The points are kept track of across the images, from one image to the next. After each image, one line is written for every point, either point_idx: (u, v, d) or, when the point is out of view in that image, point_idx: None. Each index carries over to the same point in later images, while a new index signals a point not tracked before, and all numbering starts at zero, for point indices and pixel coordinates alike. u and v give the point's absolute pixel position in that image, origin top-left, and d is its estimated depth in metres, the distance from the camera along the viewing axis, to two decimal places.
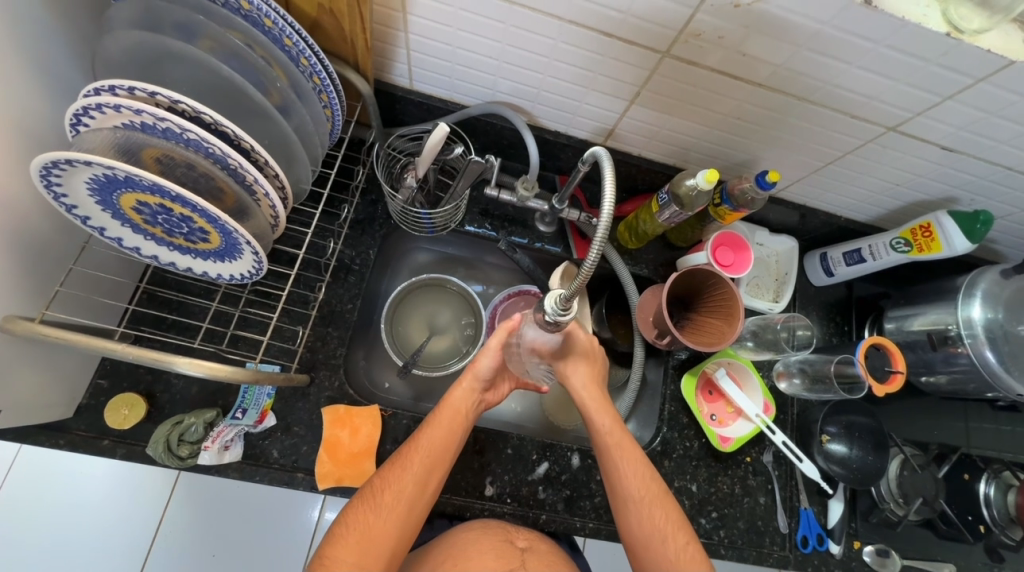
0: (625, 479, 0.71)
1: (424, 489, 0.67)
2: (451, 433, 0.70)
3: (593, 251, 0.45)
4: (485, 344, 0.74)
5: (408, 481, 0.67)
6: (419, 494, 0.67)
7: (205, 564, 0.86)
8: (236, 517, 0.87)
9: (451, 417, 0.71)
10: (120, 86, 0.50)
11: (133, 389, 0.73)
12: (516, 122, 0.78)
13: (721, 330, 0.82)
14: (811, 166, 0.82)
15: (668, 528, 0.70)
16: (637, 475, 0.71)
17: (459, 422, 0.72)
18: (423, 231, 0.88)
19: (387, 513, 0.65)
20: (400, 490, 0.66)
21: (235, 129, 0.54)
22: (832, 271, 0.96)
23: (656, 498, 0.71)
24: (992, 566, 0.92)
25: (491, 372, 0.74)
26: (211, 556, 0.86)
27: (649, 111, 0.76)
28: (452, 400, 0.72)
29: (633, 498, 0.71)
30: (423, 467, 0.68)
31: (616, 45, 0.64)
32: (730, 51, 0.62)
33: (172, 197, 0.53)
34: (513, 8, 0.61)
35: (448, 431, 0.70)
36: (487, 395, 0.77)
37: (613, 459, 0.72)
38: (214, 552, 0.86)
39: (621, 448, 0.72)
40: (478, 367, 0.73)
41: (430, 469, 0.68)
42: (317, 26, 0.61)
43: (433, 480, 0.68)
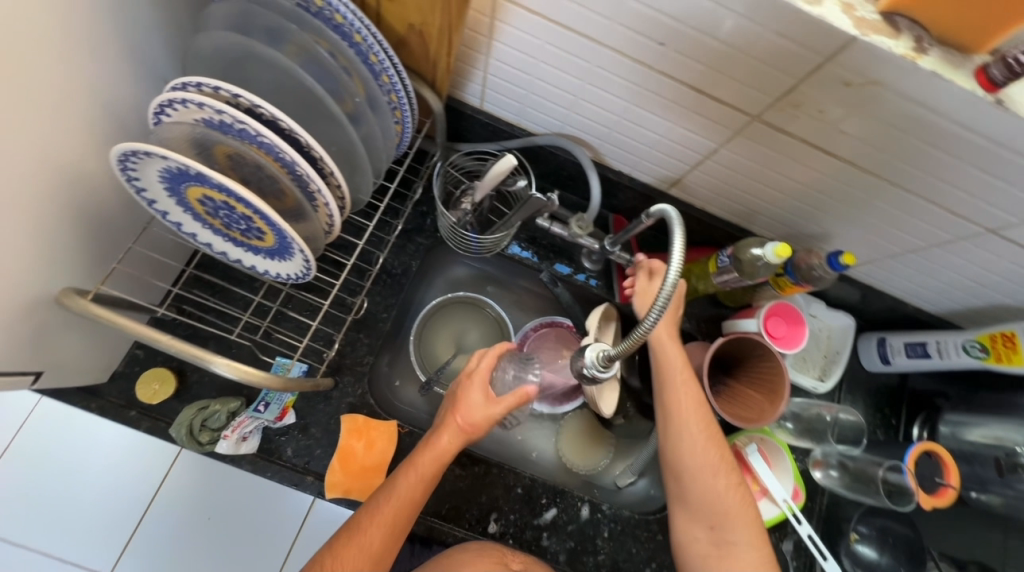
0: (684, 417, 0.72)
1: (391, 542, 0.61)
2: (426, 485, 0.63)
3: (654, 307, 0.49)
4: (484, 409, 0.65)
5: (373, 538, 0.60)
6: (384, 549, 0.61)
7: (201, 525, 0.88)
8: (236, 488, 0.90)
9: (428, 469, 0.63)
10: (206, 83, 0.50)
11: (166, 364, 0.75)
12: (582, 159, 0.76)
13: (763, 409, 0.78)
14: (888, 251, 0.76)
15: (722, 465, 0.70)
16: (700, 421, 0.71)
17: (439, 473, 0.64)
18: (468, 250, 0.87)
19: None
20: (365, 548, 0.59)
21: (308, 139, 0.53)
22: (888, 359, 0.90)
23: (716, 447, 0.71)
24: None
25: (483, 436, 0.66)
26: (207, 519, 0.88)
27: (722, 169, 0.72)
28: (433, 452, 0.64)
29: (689, 429, 0.71)
30: (389, 522, 0.61)
31: (703, 101, 0.61)
32: (826, 126, 0.58)
33: (238, 198, 0.53)
34: (601, 51, 0.59)
35: (420, 493, 0.63)
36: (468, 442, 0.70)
37: (676, 388, 0.73)
38: (210, 515, 0.88)
39: (683, 385, 0.74)
40: (471, 429, 0.65)
41: (402, 525, 0.62)
42: (403, 42, 0.60)
43: (402, 532, 0.62)
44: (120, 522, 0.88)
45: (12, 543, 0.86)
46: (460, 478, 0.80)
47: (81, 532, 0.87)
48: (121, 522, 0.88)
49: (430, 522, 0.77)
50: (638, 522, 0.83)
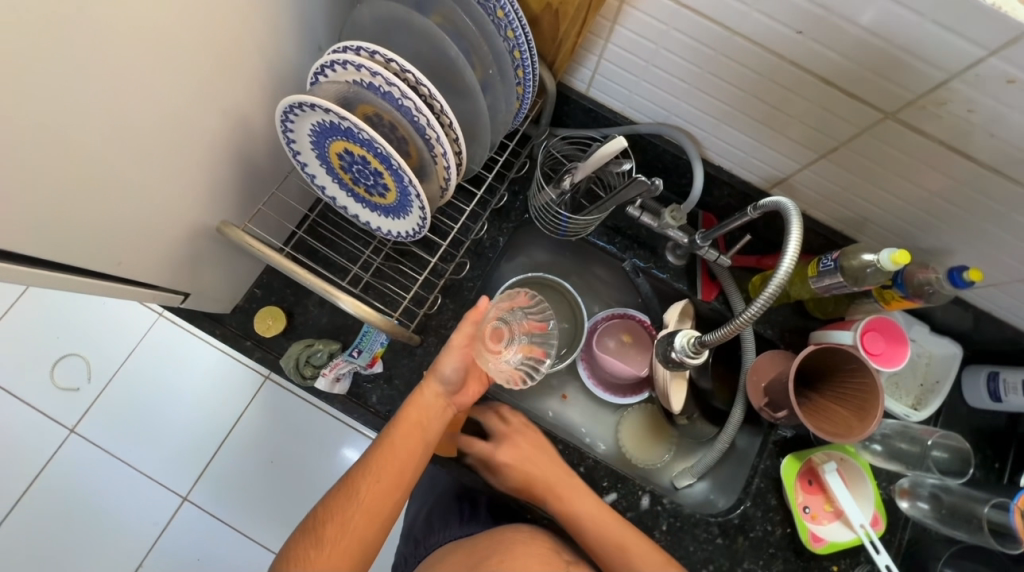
0: None
1: (374, 518, 0.61)
2: (408, 450, 0.64)
3: (762, 298, 0.56)
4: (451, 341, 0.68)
5: (355, 510, 0.60)
6: (368, 524, 0.60)
7: (263, 465, 1.09)
8: (295, 437, 1.10)
9: (410, 429, 0.65)
10: (364, 48, 0.56)
11: (278, 304, 0.83)
12: (692, 154, 0.77)
13: (520, 442, 0.78)
14: (1018, 273, 0.70)
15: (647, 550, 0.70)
16: None
17: (419, 434, 0.66)
18: (554, 232, 0.89)
19: (354, 532, 0.59)
20: (345, 523, 0.59)
21: (442, 104, 0.58)
22: (999, 396, 0.83)
23: None
24: None
25: (455, 375, 0.68)
26: (269, 462, 1.09)
27: (835, 171, 0.70)
28: (411, 409, 0.66)
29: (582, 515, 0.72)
30: (371, 492, 0.61)
31: (831, 94, 0.59)
32: (974, 128, 0.54)
33: (376, 153, 0.59)
34: (730, 38, 0.59)
35: (405, 451, 0.64)
36: (456, 399, 0.71)
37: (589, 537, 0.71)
38: (272, 459, 1.09)
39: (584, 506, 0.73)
40: (441, 370, 0.68)
41: (385, 493, 0.62)
42: (534, 22, 0.64)
43: (385, 505, 0.61)
44: (205, 447, 1.09)
45: (116, 455, 1.09)
46: None
47: (178, 456, 1.09)
48: (206, 447, 1.09)
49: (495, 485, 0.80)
50: (699, 522, 0.82)
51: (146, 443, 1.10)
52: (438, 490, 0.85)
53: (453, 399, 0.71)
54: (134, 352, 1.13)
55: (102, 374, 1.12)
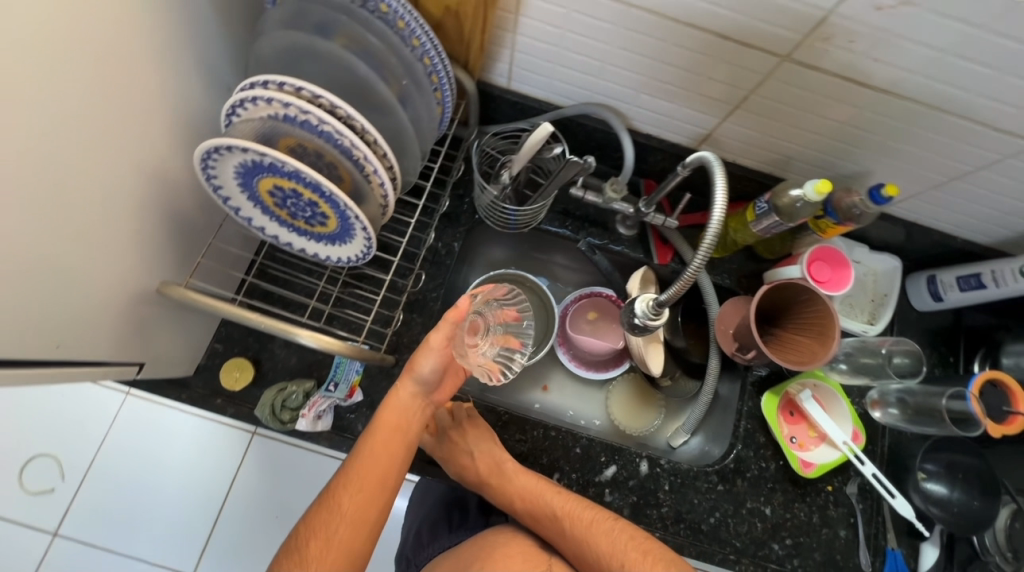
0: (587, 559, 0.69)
1: (358, 528, 0.61)
2: (387, 453, 0.65)
3: (703, 249, 0.60)
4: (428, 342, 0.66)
5: (339, 523, 0.60)
6: (353, 534, 0.61)
7: (269, 523, 1.06)
8: (297, 486, 1.07)
9: (388, 432, 0.66)
10: (272, 81, 0.56)
11: (242, 354, 0.81)
12: (615, 124, 0.77)
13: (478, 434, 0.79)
14: (930, 181, 0.76)
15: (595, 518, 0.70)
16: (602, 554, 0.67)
17: (398, 436, 0.66)
18: (505, 227, 0.90)
19: (338, 544, 0.60)
20: (329, 538, 0.59)
21: (363, 123, 0.58)
22: (940, 296, 0.89)
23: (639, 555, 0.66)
24: None
25: (435, 374, 0.67)
26: (274, 517, 1.06)
27: (752, 118, 0.74)
28: (390, 411, 0.66)
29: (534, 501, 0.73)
30: (354, 501, 0.62)
31: (730, 48, 0.63)
32: (860, 56, 0.59)
33: (306, 183, 0.59)
34: (627, 11, 0.61)
35: (387, 456, 0.64)
36: (435, 397, 0.71)
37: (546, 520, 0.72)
38: (277, 514, 1.06)
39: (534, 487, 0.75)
40: (419, 370, 0.67)
41: (365, 501, 0.62)
42: (439, 27, 0.64)
43: (369, 513, 0.62)
44: (203, 520, 1.05)
45: (116, 550, 1.04)
46: (521, 442, 0.84)
47: (178, 535, 1.04)
48: (204, 520, 1.05)
49: None
50: (698, 474, 0.85)
51: (137, 531, 1.04)
52: (431, 501, 0.84)
53: (431, 396, 0.71)
54: (108, 437, 1.05)
55: (76, 471, 1.05)
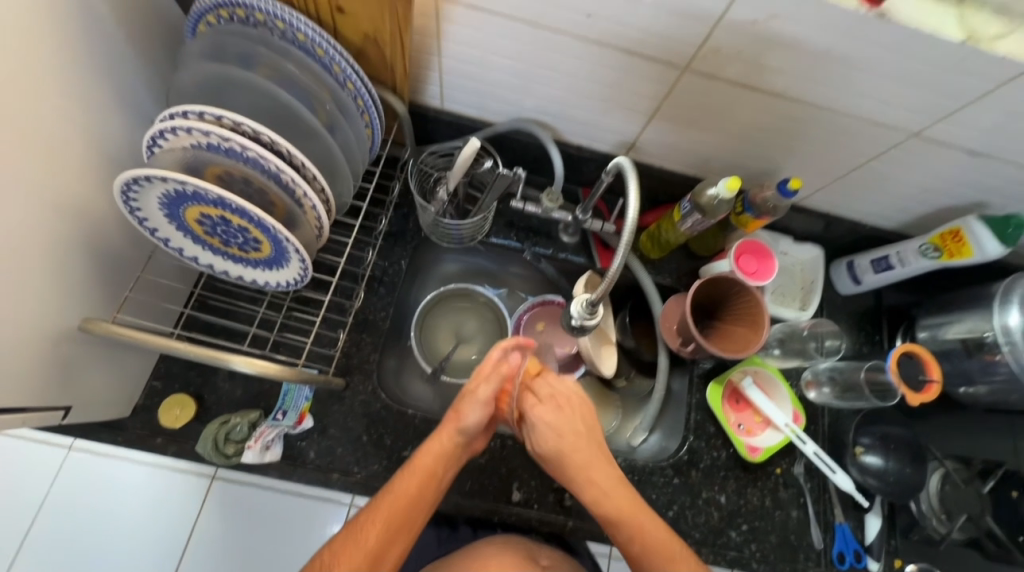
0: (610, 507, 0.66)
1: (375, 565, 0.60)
2: (418, 496, 0.64)
3: (621, 250, 0.62)
4: (474, 392, 0.70)
5: (358, 557, 0.59)
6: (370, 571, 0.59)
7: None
8: (262, 533, 0.94)
9: (423, 476, 0.65)
10: (192, 111, 0.56)
11: (184, 390, 0.78)
12: (543, 137, 0.81)
13: (559, 402, 0.69)
14: (833, 173, 0.83)
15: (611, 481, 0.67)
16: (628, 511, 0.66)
17: (433, 480, 0.66)
18: (450, 242, 0.92)
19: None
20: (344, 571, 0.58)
21: (288, 148, 0.59)
22: (859, 279, 0.96)
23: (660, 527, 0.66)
24: None
25: (476, 428, 0.69)
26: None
27: (668, 125, 0.79)
28: (426, 455, 0.67)
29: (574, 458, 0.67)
30: (378, 538, 0.60)
31: (636, 62, 0.68)
32: (748, 65, 0.64)
33: (233, 210, 0.59)
34: (538, 32, 0.66)
35: (415, 495, 0.64)
36: (470, 448, 0.72)
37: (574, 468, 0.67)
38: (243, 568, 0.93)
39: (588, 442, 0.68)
40: (464, 419, 0.68)
41: (387, 540, 0.61)
42: (362, 54, 0.67)
43: (388, 553, 0.61)
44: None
45: None
46: (479, 455, 0.83)
47: None
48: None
49: (456, 499, 0.80)
50: (654, 469, 0.87)
51: None
52: None
53: (468, 447, 0.71)
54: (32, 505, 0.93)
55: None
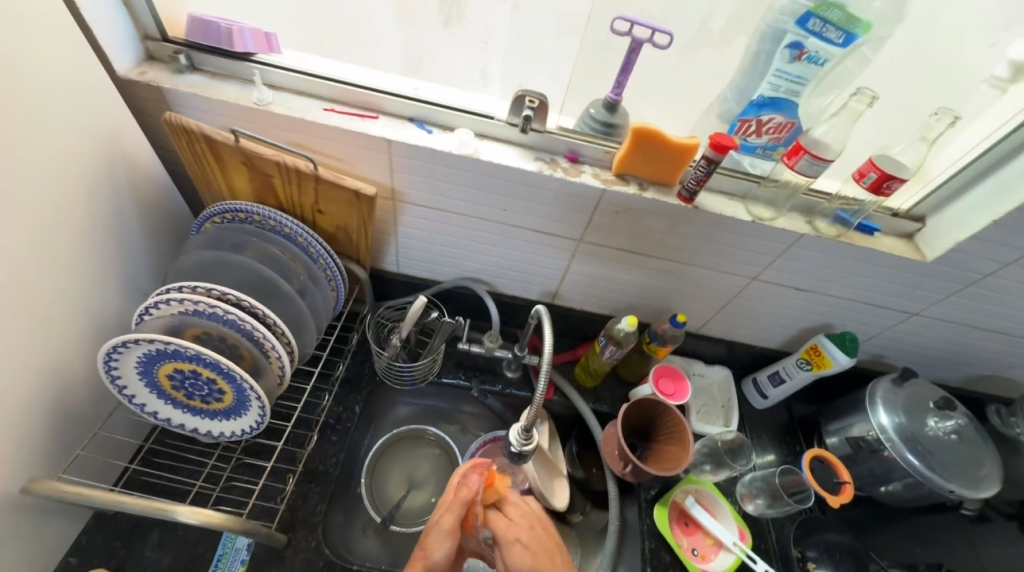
0: None
1: None
2: None
3: (542, 379, 0.75)
4: (438, 522, 0.67)
5: None
6: None
7: None
8: None
9: None
10: (187, 285, 0.69)
11: (103, 565, 0.72)
12: (480, 291, 0.98)
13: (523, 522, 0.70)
14: (713, 309, 1.04)
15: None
16: None
17: None
18: (403, 383, 1.00)
19: None
20: None
21: (264, 309, 0.72)
22: (765, 393, 1.11)
23: None
24: None
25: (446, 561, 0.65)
26: None
27: (579, 278, 1.01)
28: None
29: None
30: None
31: (545, 237, 0.91)
32: (622, 236, 0.89)
33: (206, 363, 0.68)
34: (470, 219, 0.89)
35: None
36: None
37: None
38: None
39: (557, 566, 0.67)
40: (431, 553, 0.65)
41: None
42: (333, 238, 0.86)
43: None
44: None
45: None
46: None
47: None
48: None
49: None
50: None
51: None
52: None
53: None
54: None
55: None
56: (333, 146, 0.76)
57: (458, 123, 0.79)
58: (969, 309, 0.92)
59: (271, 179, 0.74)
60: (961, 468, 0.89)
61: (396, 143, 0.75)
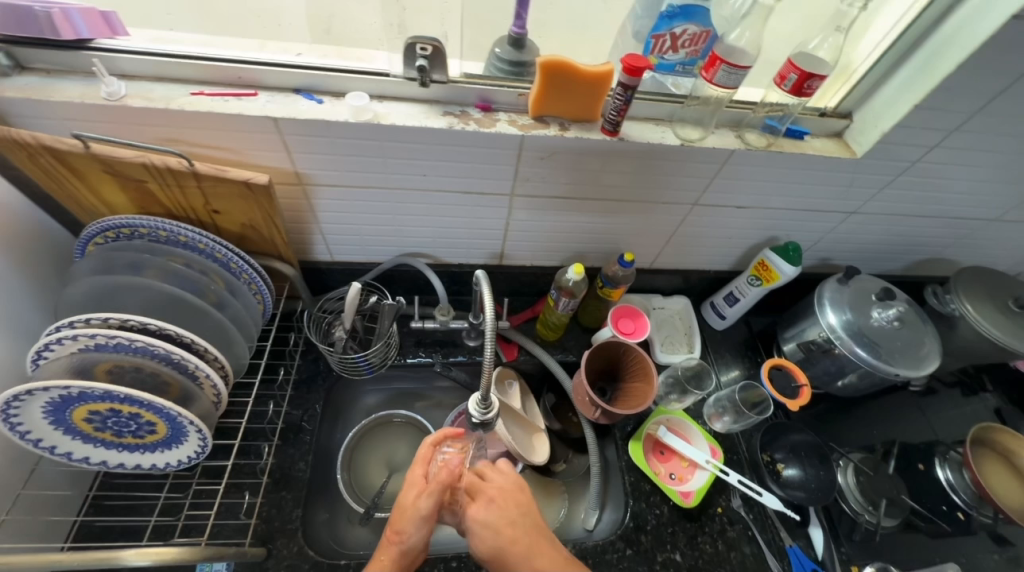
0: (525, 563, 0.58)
1: None
2: None
3: (489, 345, 0.71)
4: (414, 507, 0.64)
5: None
6: None
7: None
8: None
9: None
10: (78, 319, 0.62)
11: None
12: (418, 266, 0.92)
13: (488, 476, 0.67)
14: (661, 241, 1.03)
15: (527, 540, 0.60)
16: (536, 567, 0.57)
17: None
18: (362, 374, 0.95)
19: None
20: None
21: (177, 330, 0.65)
22: (723, 314, 1.12)
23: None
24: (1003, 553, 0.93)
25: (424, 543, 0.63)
26: None
27: (522, 234, 0.97)
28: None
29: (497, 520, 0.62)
30: None
31: (476, 197, 0.85)
32: (554, 183, 0.84)
33: (123, 399, 0.62)
34: (391, 192, 0.82)
35: None
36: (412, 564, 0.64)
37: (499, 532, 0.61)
38: None
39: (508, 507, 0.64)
40: (406, 538, 0.62)
41: None
42: (243, 237, 0.78)
43: None
44: None
45: None
46: None
47: None
48: None
49: None
50: (605, 547, 0.86)
51: None
52: None
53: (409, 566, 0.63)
54: None
55: None
56: (212, 136, 0.68)
57: (349, 87, 0.71)
58: (902, 198, 0.94)
59: (146, 184, 0.67)
60: (904, 351, 0.93)
61: (282, 119, 0.66)
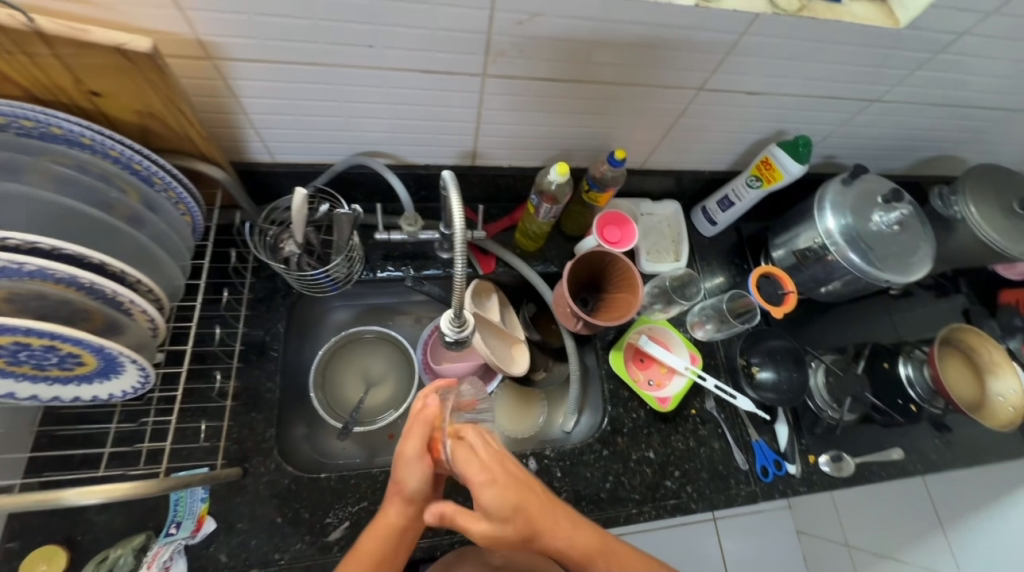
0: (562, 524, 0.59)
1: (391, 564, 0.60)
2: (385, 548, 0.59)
3: (459, 256, 0.62)
4: (402, 453, 0.59)
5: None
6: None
7: None
8: None
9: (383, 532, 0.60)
10: None
11: (51, 540, 0.69)
12: (376, 166, 0.79)
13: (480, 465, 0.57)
14: (656, 136, 0.90)
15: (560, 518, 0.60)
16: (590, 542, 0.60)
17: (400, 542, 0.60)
18: (325, 291, 0.86)
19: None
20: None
21: (77, 250, 0.53)
22: (715, 220, 1.05)
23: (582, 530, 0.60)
24: (942, 437, 1.01)
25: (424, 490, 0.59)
26: None
27: (497, 127, 0.82)
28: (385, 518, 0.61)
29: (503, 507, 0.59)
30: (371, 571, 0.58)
31: (439, 78, 0.69)
32: (534, 60, 0.68)
33: (27, 332, 0.52)
34: (330, 71, 0.65)
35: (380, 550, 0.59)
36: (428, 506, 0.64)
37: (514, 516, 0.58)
38: None
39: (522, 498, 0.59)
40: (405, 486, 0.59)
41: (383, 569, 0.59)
42: (147, 130, 0.63)
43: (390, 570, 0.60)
44: None
45: None
46: None
47: None
48: None
49: None
50: (583, 449, 0.89)
51: None
52: None
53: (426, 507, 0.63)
54: None
55: None
56: None
57: None
58: (932, 83, 0.81)
59: None
60: (898, 255, 0.90)
61: None
